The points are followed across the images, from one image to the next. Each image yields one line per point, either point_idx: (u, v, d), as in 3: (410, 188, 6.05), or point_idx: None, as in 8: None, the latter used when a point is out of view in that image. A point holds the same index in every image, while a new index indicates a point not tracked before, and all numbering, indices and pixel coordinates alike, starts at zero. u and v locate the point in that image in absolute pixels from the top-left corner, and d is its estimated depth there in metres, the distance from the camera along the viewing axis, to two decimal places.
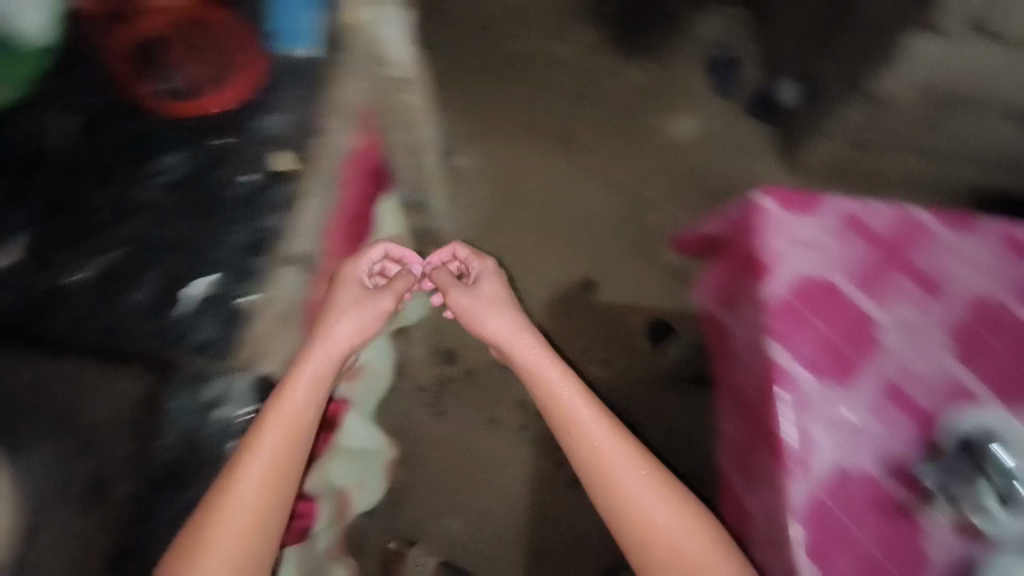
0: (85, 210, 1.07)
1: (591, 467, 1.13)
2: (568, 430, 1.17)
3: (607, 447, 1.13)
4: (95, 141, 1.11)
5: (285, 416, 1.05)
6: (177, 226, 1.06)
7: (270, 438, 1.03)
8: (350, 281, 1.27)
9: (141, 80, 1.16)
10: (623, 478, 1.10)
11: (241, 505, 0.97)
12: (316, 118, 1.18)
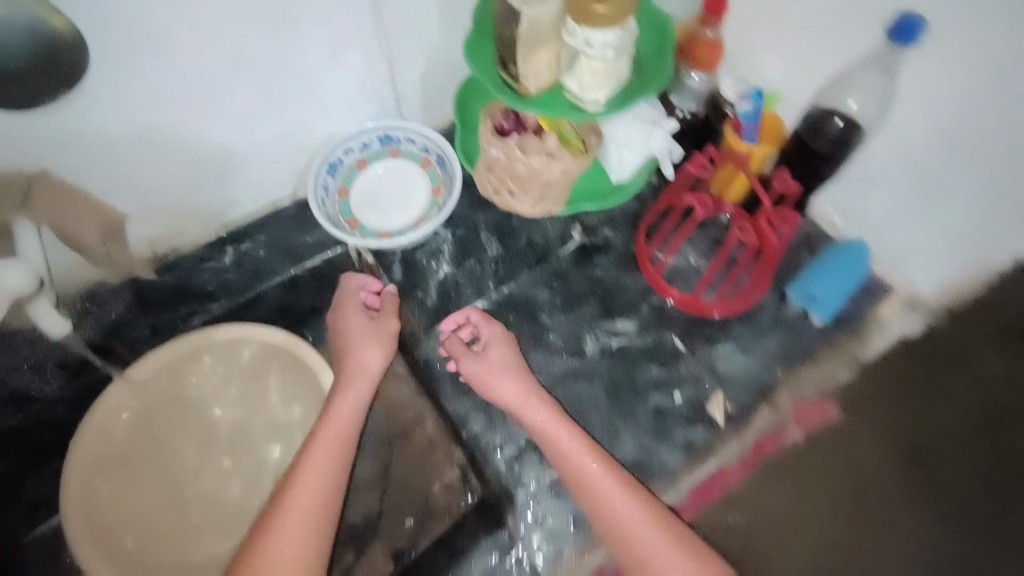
0: (479, 351, 0.98)
1: (585, 454, 0.85)
2: (580, 479, 0.84)
3: (619, 482, 0.83)
4: (469, 269, 1.04)
5: (361, 372, 0.90)
6: (535, 378, 0.96)
7: (348, 400, 0.88)
8: (360, 301, 0.97)
9: (574, 237, 1.07)
10: (599, 487, 0.83)
11: (316, 486, 0.81)
12: (764, 363, 0.98)
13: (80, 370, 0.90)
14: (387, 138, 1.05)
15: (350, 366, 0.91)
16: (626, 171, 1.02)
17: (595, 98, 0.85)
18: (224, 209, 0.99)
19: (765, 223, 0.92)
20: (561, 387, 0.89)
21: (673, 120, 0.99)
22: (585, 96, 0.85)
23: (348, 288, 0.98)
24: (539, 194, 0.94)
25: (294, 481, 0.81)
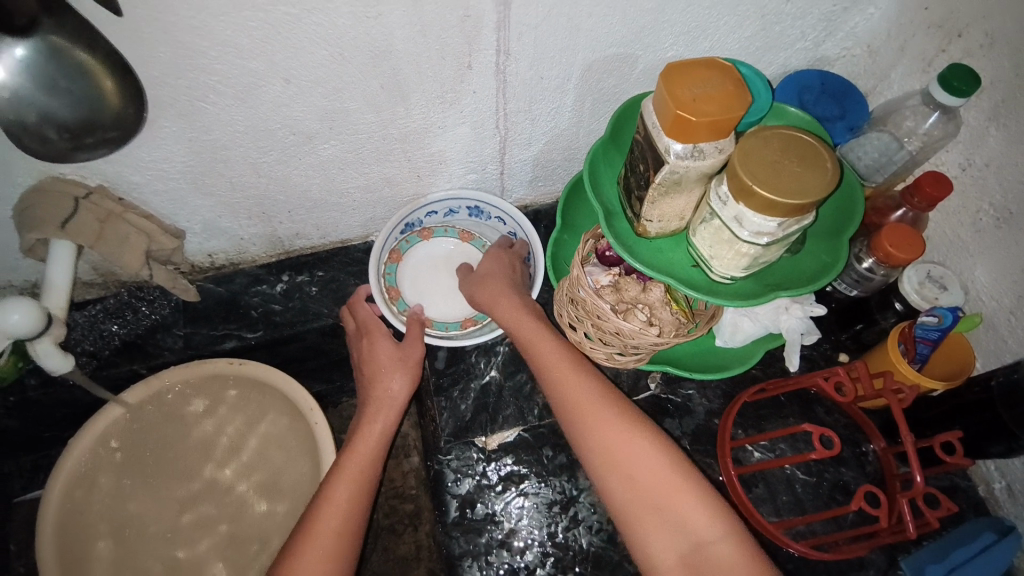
0: (497, 484, 0.84)
1: (601, 420, 0.65)
2: (592, 439, 0.65)
3: (633, 429, 0.64)
4: (518, 383, 0.90)
5: (386, 402, 0.76)
6: (548, 545, 0.80)
7: (374, 430, 0.74)
8: (386, 335, 0.81)
9: (649, 387, 0.90)
10: (626, 449, 0.63)
11: (336, 518, 0.65)
12: None
13: (109, 362, 0.88)
14: (477, 211, 0.95)
15: (370, 420, 0.75)
16: (739, 340, 0.81)
17: (726, 273, 0.66)
18: (291, 239, 0.94)
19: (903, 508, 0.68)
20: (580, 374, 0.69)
21: (821, 307, 0.77)
22: (713, 266, 0.66)
23: (358, 314, 0.85)
24: (618, 349, 0.75)
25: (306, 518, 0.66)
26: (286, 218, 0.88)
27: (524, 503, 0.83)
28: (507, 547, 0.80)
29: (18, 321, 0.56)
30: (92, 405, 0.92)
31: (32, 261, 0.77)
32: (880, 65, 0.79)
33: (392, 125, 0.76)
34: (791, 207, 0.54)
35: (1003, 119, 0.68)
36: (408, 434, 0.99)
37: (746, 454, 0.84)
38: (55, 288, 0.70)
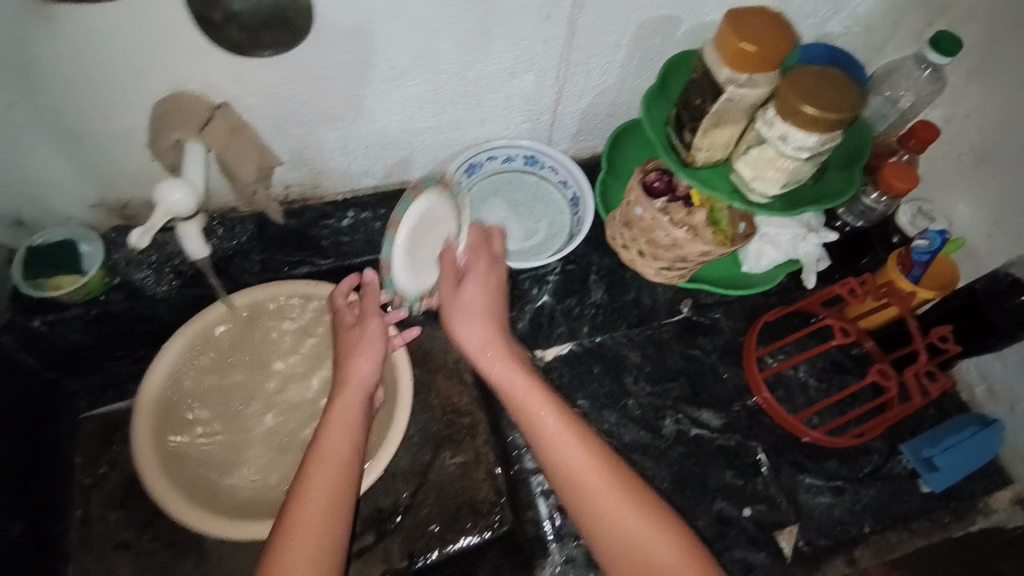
0: (555, 388, 0.94)
1: (572, 463, 0.70)
2: (524, 410, 0.74)
3: (601, 476, 0.69)
4: (568, 306, 1.02)
5: (371, 339, 0.81)
6: (603, 438, 0.91)
7: (363, 371, 0.79)
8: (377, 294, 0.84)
9: (682, 311, 1.04)
10: (547, 422, 0.73)
11: (331, 476, 0.70)
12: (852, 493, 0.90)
13: (192, 281, 0.93)
14: (532, 161, 1.05)
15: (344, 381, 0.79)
16: (764, 265, 0.95)
17: (764, 192, 0.80)
18: (360, 176, 1.01)
19: (907, 381, 0.85)
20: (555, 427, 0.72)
21: (834, 234, 0.91)
22: (755, 187, 0.79)
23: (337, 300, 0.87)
24: (667, 265, 0.88)
25: (303, 474, 0.70)
26: (362, 158, 0.96)
27: (581, 405, 0.93)
28: None
29: (177, 202, 0.62)
30: (168, 323, 0.97)
31: (131, 175, 0.84)
32: (878, 39, 0.95)
33: (480, 64, 0.85)
34: (829, 123, 0.68)
35: (981, 77, 0.85)
36: (459, 359, 1.10)
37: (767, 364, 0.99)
38: (195, 169, 0.69)
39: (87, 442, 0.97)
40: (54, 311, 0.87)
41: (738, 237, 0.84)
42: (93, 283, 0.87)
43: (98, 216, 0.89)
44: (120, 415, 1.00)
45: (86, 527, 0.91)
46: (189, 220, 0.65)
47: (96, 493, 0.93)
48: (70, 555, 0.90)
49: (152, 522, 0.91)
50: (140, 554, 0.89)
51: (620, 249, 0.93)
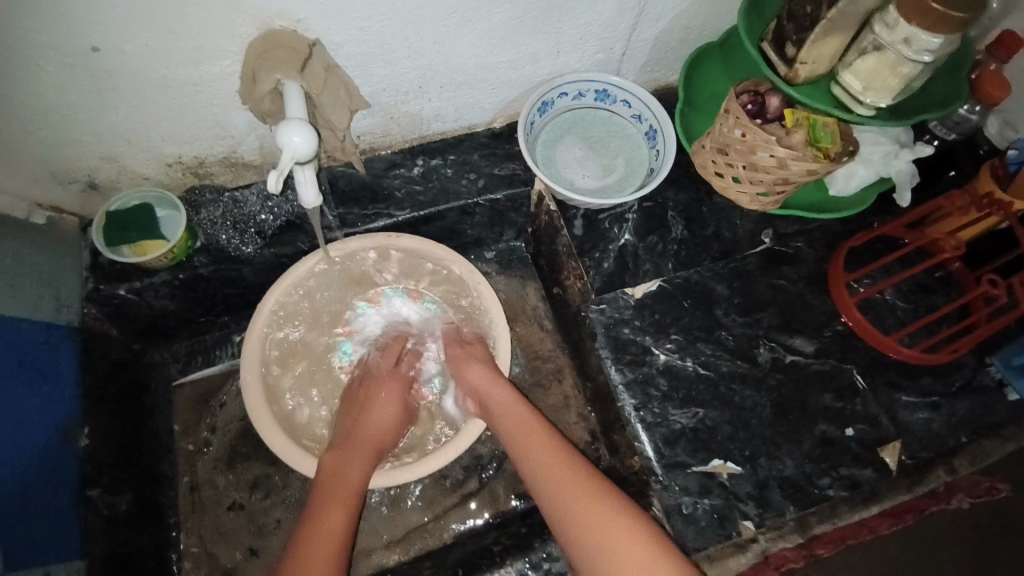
0: (649, 326, 0.94)
1: (558, 496, 0.75)
2: (511, 431, 0.84)
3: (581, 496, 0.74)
4: (651, 244, 0.99)
5: (369, 413, 0.88)
6: (701, 370, 0.91)
7: (363, 417, 0.88)
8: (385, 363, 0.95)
9: (764, 242, 1.01)
10: (530, 439, 0.82)
11: (335, 511, 0.77)
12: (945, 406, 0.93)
13: (276, 239, 0.92)
14: (602, 95, 1.01)
15: (348, 432, 0.86)
16: (852, 187, 0.94)
17: (873, 102, 0.80)
18: (430, 121, 0.97)
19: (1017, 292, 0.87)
20: (541, 448, 0.80)
21: (928, 148, 0.89)
22: (865, 98, 0.80)
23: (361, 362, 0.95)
24: (763, 190, 0.85)
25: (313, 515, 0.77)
26: (434, 100, 0.92)
27: (675, 340, 0.93)
28: (665, 375, 0.91)
29: (298, 145, 0.61)
30: (252, 285, 0.97)
31: (209, 132, 0.81)
32: None
33: None
34: (957, 21, 0.68)
35: None
36: (537, 306, 1.11)
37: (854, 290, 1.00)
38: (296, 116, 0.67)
39: (184, 408, 0.99)
40: (141, 277, 0.86)
41: (841, 156, 0.81)
42: (179, 247, 0.85)
43: (175, 176, 0.87)
44: (209, 381, 1.01)
45: (195, 492, 0.95)
46: (306, 165, 0.64)
47: (201, 460, 0.97)
48: (183, 519, 0.93)
49: (262, 481, 0.96)
50: (255, 514, 0.94)
51: (711, 177, 0.90)
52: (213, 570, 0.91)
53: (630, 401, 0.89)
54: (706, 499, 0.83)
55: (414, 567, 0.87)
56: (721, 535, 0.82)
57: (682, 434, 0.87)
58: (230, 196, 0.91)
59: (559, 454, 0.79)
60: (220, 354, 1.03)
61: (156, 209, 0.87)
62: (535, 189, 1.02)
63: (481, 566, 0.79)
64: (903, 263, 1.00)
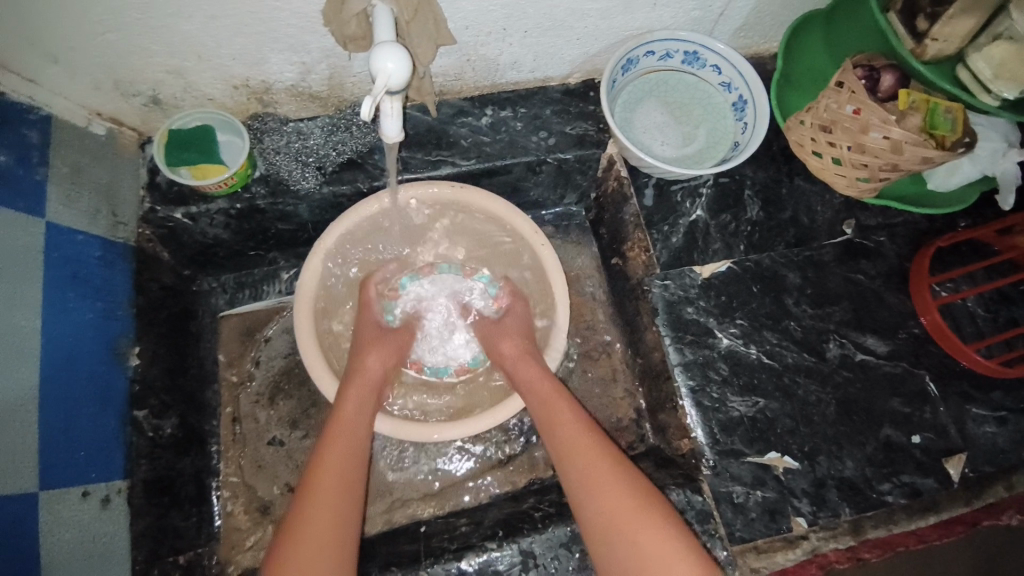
0: (714, 308, 0.89)
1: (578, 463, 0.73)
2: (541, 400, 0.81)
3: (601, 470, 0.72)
4: (723, 222, 0.93)
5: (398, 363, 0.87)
6: (764, 359, 0.87)
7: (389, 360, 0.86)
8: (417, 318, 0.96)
9: (844, 233, 0.94)
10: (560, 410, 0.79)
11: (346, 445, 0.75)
12: (1018, 424, 0.87)
13: (335, 178, 0.87)
14: (692, 57, 0.94)
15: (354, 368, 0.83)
16: (952, 183, 0.88)
17: (1000, 92, 0.74)
18: (505, 69, 0.91)
19: None
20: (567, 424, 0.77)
21: None
22: (993, 86, 0.74)
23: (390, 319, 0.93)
24: (865, 175, 0.81)
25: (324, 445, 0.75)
26: (513, 46, 0.86)
27: (742, 326, 0.89)
28: (727, 362, 0.87)
29: (391, 71, 0.57)
30: (307, 222, 0.94)
31: (281, 54, 0.77)
32: None
33: None
34: None
35: None
36: (593, 274, 1.09)
37: (934, 293, 0.93)
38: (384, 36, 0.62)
39: (229, 340, 0.98)
40: (198, 202, 0.83)
41: (957, 146, 0.75)
42: (239, 174, 0.82)
43: (238, 100, 0.83)
44: (257, 315, 0.99)
45: (236, 423, 0.94)
46: (395, 96, 0.61)
47: (243, 392, 0.96)
48: (224, 449, 0.93)
49: (303, 419, 0.95)
50: (294, 451, 0.94)
51: (805, 156, 0.86)
52: (251, 503, 0.91)
53: (687, 382, 0.86)
54: (758, 490, 0.81)
55: (450, 521, 0.87)
56: (770, 529, 0.79)
57: (740, 422, 0.84)
58: (294, 126, 0.87)
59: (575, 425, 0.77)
60: (267, 290, 1.00)
61: (217, 133, 0.83)
62: (606, 152, 0.96)
63: (524, 530, 0.77)
64: (987, 272, 0.94)
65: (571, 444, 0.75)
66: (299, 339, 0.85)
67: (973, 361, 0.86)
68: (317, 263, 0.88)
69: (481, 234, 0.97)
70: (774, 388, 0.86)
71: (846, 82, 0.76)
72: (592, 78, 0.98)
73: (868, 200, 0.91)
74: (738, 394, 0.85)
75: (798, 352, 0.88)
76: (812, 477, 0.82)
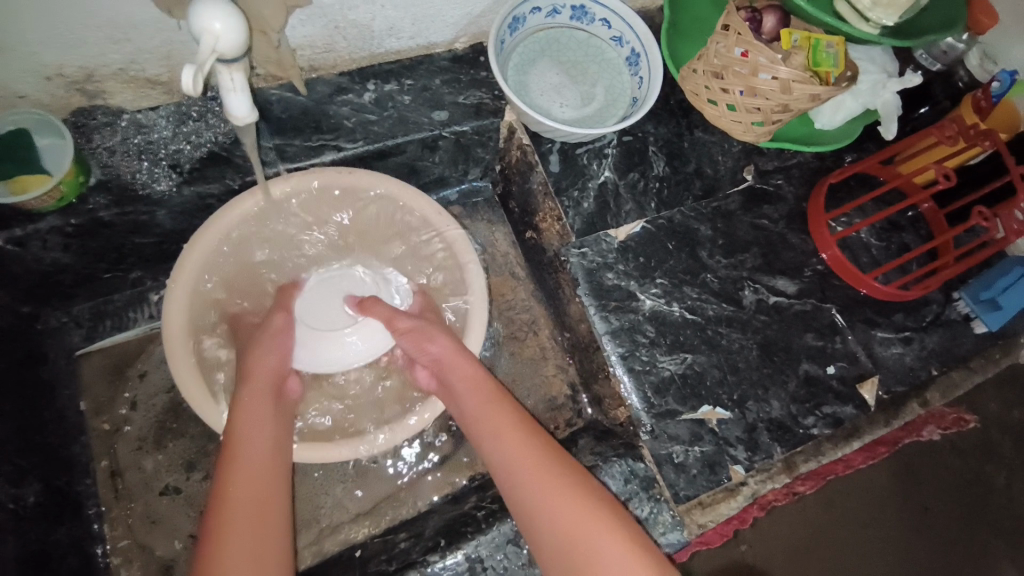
0: (634, 270, 0.87)
1: (517, 457, 0.68)
2: (469, 393, 0.74)
3: (540, 462, 0.67)
4: (632, 181, 0.91)
5: (269, 376, 0.74)
6: (687, 315, 0.87)
7: (272, 365, 0.75)
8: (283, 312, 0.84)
9: (746, 180, 0.95)
10: (485, 408, 0.72)
11: (249, 467, 0.64)
12: (919, 341, 0.93)
13: (197, 176, 0.77)
14: (580, 13, 0.91)
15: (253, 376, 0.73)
16: (838, 119, 0.91)
17: (878, 19, 0.78)
18: (382, 36, 0.81)
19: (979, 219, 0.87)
20: (488, 413, 0.72)
21: (917, 78, 0.83)
22: (872, 14, 0.78)
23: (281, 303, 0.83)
24: (760, 118, 0.81)
25: (220, 480, 0.63)
26: (390, 12, 0.77)
27: (665, 287, 0.87)
28: (651, 323, 0.85)
29: (220, 34, 0.48)
30: (168, 232, 0.81)
31: (101, 31, 0.63)
32: None
33: None
34: None
35: None
36: (508, 251, 1.04)
37: (833, 229, 0.96)
38: None
39: (95, 381, 0.83)
40: (25, 223, 0.69)
41: (841, 82, 0.76)
42: (69, 183, 0.68)
43: (56, 94, 0.68)
44: (125, 348, 0.86)
45: (117, 477, 0.81)
46: (233, 64, 0.52)
47: (120, 441, 0.82)
48: (105, 510, 0.79)
49: (200, 459, 0.83)
50: (192, 497, 0.82)
51: (702, 104, 0.85)
52: (148, 565, 0.79)
53: (617, 349, 0.83)
54: (697, 446, 0.80)
55: (387, 539, 0.80)
56: (712, 482, 0.79)
57: (672, 381, 0.83)
58: (130, 118, 0.73)
59: (505, 406, 0.73)
60: (134, 317, 0.87)
61: (34, 137, 0.68)
62: (506, 120, 0.90)
63: (467, 533, 0.72)
64: (876, 202, 0.99)
65: (500, 440, 0.69)
66: (176, 376, 0.73)
67: (870, 288, 0.91)
68: (187, 281, 0.76)
69: (382, 222, 0.89)
70: (699, 343, 0.86)
71: (732, 24, 0.75)
72: (480, 42, 0.91)
73: (766, 143, 0.92)
74: (667, 355, 0.84)
75: (716, 304, 0.88)
76: (745, 422, 0.83)
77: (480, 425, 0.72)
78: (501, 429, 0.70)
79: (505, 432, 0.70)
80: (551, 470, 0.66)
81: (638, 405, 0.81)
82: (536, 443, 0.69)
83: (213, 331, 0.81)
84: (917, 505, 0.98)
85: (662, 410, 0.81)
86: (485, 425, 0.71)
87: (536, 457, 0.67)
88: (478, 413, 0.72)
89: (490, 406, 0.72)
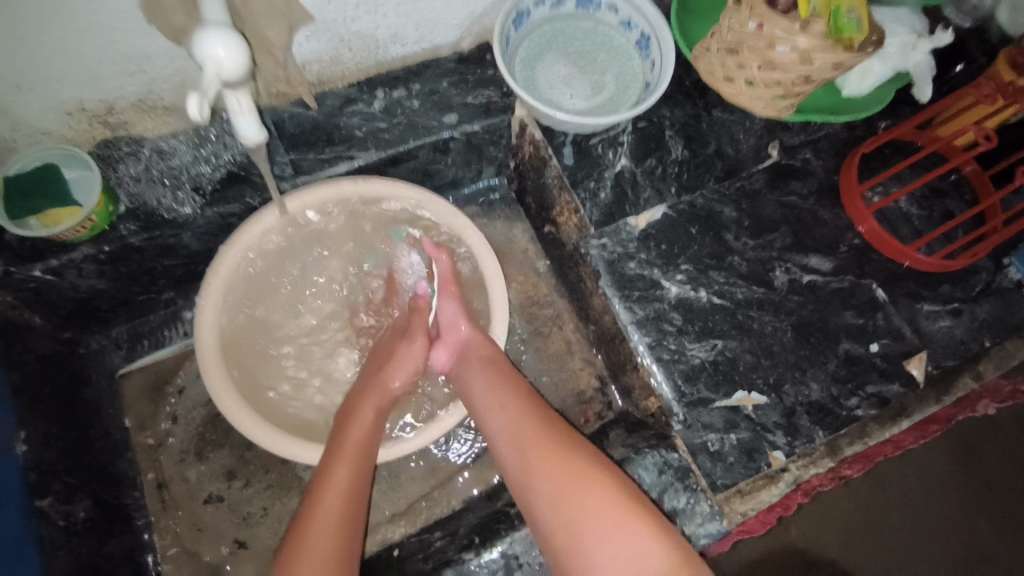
0: (656, 258, 0.85)
1: (523, 432, 0.70)
2: (486, 376, 0.77)
3: (544, 438, 0.69)
4: (649, 167, 0.88)
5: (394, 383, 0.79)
6: (715, 300, 0.84)
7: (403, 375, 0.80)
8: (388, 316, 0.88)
9: (769, 156, 0.92)
10: (500, 387, 0.75)
11: (353, 468, 0.70)
12: (968, 312, 0.87)
13: (218, 197, 0.79)
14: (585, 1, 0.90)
15: (366, 389, 0.78)
16: (865, 88, 0.87)
17: None
18: (387, 44, 0.82)
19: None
20: (500, 391, 0.75)
21: (949, 35, 0.79)
22: None
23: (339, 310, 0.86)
24: (782, 92, 0.78)
25: (325, 475, 0.70)
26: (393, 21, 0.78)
27: (693, 272, 0.85)
28: (677, 310, 0.83)
29: (223, 60, 0.49)
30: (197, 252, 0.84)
31: (118, 65, 0.66)
32: None
33: None
34: None
35: None
36: (527, 247, 1.03)
37: (867, 201, 0.92)
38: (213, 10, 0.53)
39: (139, 399, 0.88)
40: (59, 253, 0.72)
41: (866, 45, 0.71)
42: (99, 213, 0.72)
43: (79, 128, 0.71)
44: (162, 365, 0.89)
45: (163, 489, 0.85)
46: (238, 87, 0.53)
47: (165, 454, 0.86)
48: (154, 520, 0.83)
49: (241, 468, 0.87)
50: (237, 505, 0.85)
51: (717, 83, 0.83)
52: (197, 570, 0.82)
53: (643, 339, 0.82)
54: (732, 434, 0.78)
55: (425, 539, 0.81)
56: (750, 469, 0.77)
57: (703, 368, 0.81)
58: (152, 146, 0.76)
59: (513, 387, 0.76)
60: (169, 336, 0.90)
61: (62, 170, 0.71)
62: (517, 116, 0.90)
63: (501, 531, 0.72)
64: (913, 169, 0.94)
65: (506, 418, 0.72)
66: (217, 392, 0.76)
67: (913, 260, 0.87)
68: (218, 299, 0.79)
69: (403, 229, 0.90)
70: (730, 328, 0.83)
71: None
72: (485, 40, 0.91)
73: (788, 118, 0.88)
74: (698, 342, 0.82)
75: (745, 287, 0.85)
76: (784, 405, 0.80)
77: (494, 403, 0.74)
78: (510, 410, 0.73)
79: (516, 409, 0.73)
80: (555, 446, 0.68)
81: (670, 395, 0.79)
82: (541, 423, 0.71)
83: (248, 346, 0.83)
84: (977, 480, 0.93)
85: (695, 398, 0.79)
86: (496, 405, 0.74)
87: (541, 433, 0.70)
88: (494, 394, 0.75)
89: (502, 386, 0.75)
